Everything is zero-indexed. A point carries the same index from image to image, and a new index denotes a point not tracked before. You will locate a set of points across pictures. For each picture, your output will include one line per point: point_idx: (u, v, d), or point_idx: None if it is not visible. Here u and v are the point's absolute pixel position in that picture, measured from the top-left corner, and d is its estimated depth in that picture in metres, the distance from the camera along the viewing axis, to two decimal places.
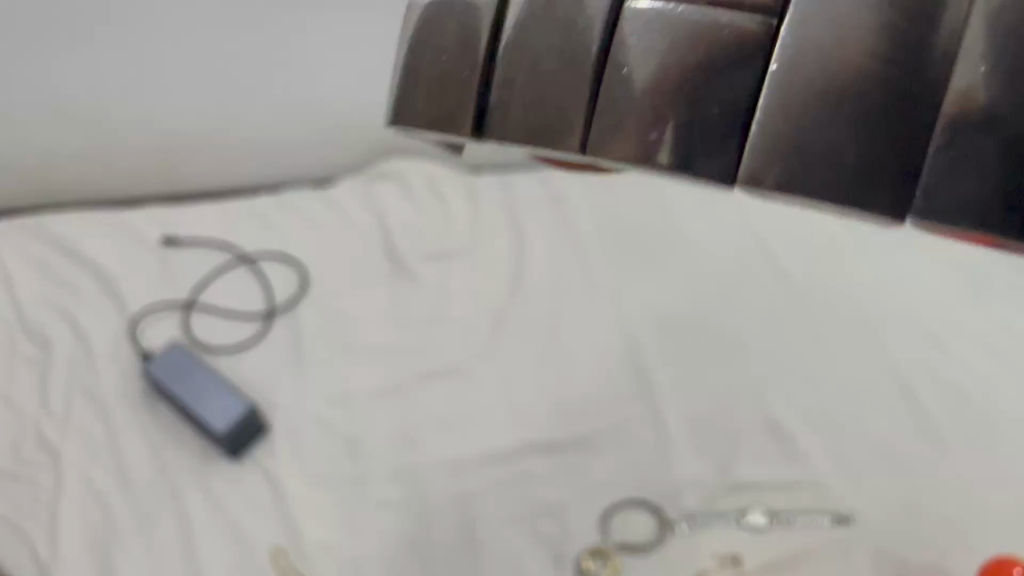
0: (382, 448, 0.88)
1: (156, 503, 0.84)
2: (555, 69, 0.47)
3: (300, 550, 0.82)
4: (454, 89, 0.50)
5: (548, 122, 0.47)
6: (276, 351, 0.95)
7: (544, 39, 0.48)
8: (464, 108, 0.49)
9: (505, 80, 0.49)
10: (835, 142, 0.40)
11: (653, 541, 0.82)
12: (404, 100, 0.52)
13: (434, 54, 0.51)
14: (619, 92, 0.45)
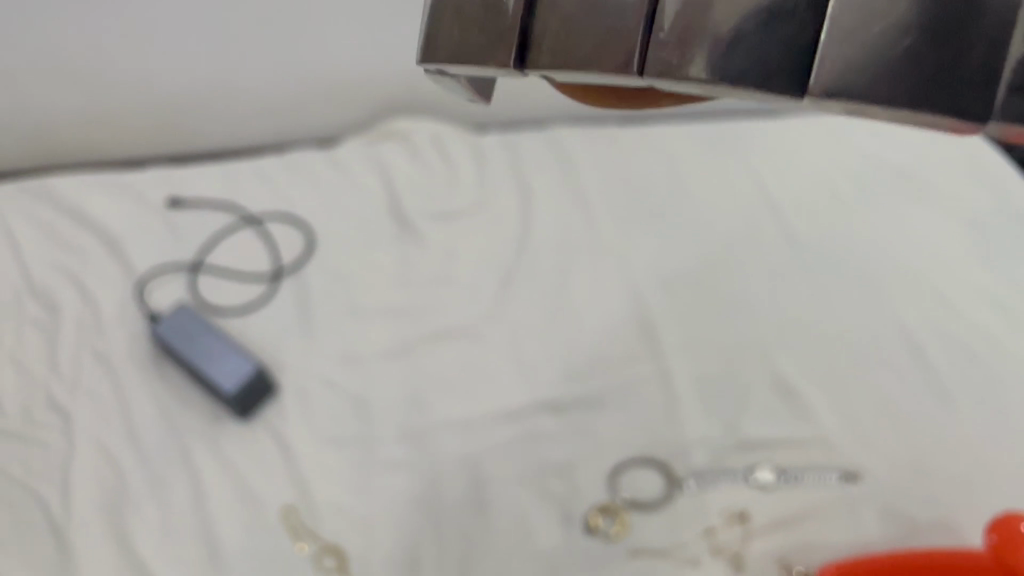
0: (390, 407, 0.89)
1: (168, 464, 0.85)
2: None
3: (310, 508, 0.82)
4: (497, 21, 0.49)
5: (594, 49, 0.45)
6: (283, 311, 0.95)
7: None
8: (512, 40, 0.49)
9: (553, 11, 0.48)
10: (913, 50, 0.36)
11: (659, 499, 0.82)
12: (437, 36, 0.53)
13: None
14: (665, 11, 0.43)
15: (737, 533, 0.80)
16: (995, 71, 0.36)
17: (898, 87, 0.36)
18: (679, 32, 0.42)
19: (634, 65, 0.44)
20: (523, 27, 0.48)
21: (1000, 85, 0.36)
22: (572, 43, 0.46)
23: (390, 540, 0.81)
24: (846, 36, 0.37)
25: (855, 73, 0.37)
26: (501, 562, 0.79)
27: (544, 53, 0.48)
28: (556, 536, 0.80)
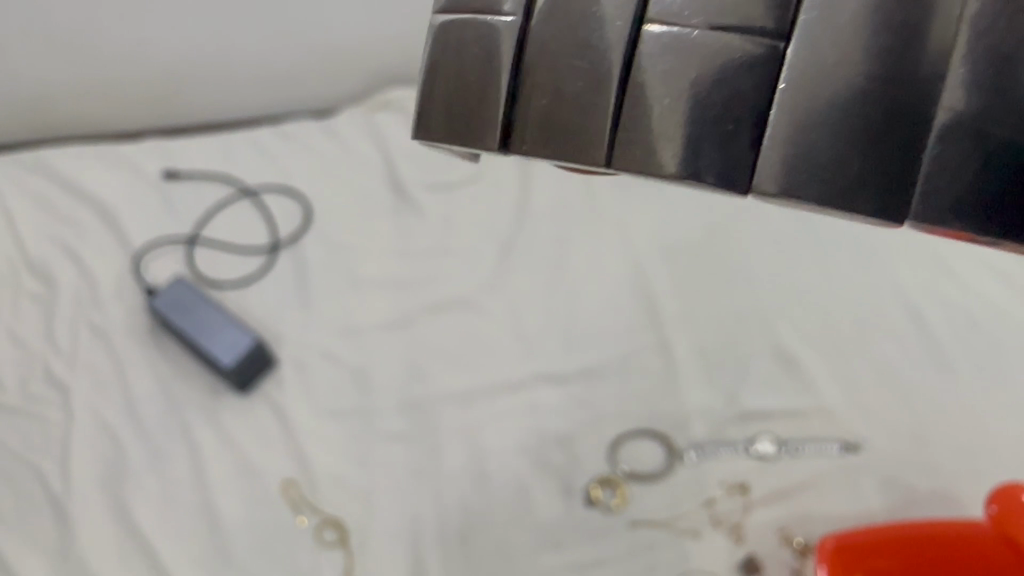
0: (390, 380, 0.88)
1: (167, 438, 0.85)
2: (579, 77, 0.40)
3: (310, 481, 0.83)
4: (475, 93, 0.43)
5: (568, 128, 0.40)
6: (281, 283, 0.95)
7: (564, 54, 0.41)
8: (490, 114, 0.42)
9: (531, 85, 0.41)
10: (845, 146, 0.35)
11: (660, 470, 0.82)
12: (430, 111, 0.45)
13: (461, 77, 0.44)
14: (638, 100, 0.38)
15: (737, 503, 0.80)
16: (915, 171, 0.35)
17: (829, 186, 0.35)
18: (652, 124, 0.38)
19: (603, 151, 0.39)
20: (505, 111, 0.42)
21: (917, 184, 0.35)
22: (556, 132, 0.40)
23: (390, 512, 0.81)
24: (776, 135, 0.36)
25: (788, 169, 0.36)
26: (501, 534, 0.79)
27: (525, 128, 0.41)
28: (556, 507, 0.80)
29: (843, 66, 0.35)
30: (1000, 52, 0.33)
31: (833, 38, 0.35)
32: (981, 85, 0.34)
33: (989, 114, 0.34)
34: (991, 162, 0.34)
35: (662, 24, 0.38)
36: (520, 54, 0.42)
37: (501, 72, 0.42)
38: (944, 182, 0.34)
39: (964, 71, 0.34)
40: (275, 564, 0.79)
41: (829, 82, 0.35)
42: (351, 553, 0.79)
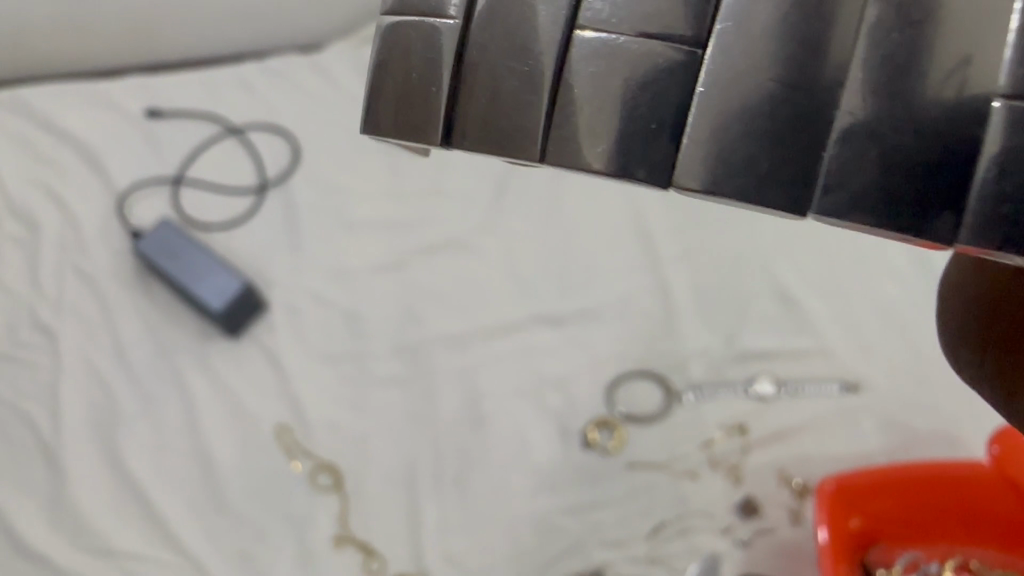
0: (382, 324, 0.87)
1: (158, 382, 0.84)
2: (518, 70, 0.35)
3: (303, 425, 0.82)
4: (415, 82, 0.37)
5: (503, 122, 0.35)
6: (271, 224, 0.93)
7: (504, 42, 0.35)
8: (435, 105, 0.36)
9: (472, 74, 0.36)
10: (760, 146, 0.31)
11: (658, 412, 0.81)
12: (376, 101, 0.38)
13: (409, 63, 0.37)
14: (571, 95, 0.34)
15: (736, 444, 0.79)
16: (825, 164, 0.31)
17: (736, 180, 0.31)
18: (584, 123, 0.33)
19: (536, 148, 0.34)
20: (451, 102, 0.36)
21: (825, 177, 0.31)
22: (502, 126, 0.35)
23: (386, 457, 0.80)
24: (690, 133, 0.32)
25: (700, 165, 0.32)
26: (496, 477, 0.78)
27: (470, 121, 0.36)
28: (553, 450, 0.79)
29: (760, 64, 0.31)
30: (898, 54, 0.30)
31: (750, 32, 0.31)
32: (883, 83, 0.30)
33: (892, 113, 0.30)
34: (891, 160, 0.30)
35: (596, 31, 0.34)
36: (465, 37, 0.36)
37: (445, 61, 0.36)
38: (849, 182, 0.31)
39: (864, 72, 0.31)
40: (270, 509, 0.78)
41: (746, 80, 0.31)
42: (347, 498, 0.78)
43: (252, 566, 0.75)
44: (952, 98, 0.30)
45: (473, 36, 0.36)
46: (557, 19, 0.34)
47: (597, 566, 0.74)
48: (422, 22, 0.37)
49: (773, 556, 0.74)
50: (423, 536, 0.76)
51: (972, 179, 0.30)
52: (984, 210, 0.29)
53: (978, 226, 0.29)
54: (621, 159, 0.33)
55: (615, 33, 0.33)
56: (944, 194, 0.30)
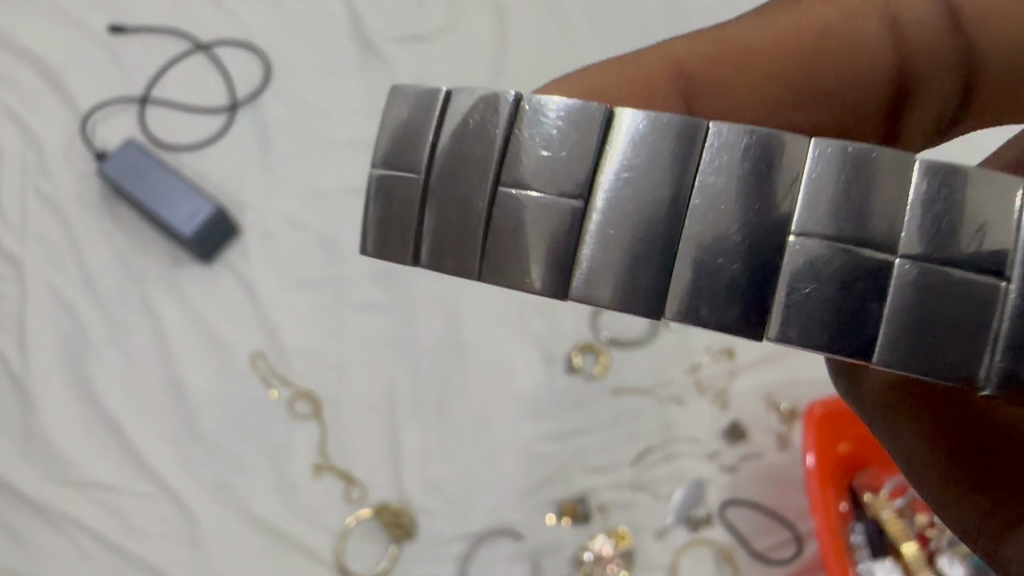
0: (359, 248, 0.83)
1: (127, 310, 0.81)
2: (481, 193, 0.28)
3: (278, 353, 0.79)
4: (394, 196, 0.30)
5: (459, 240, 0.29)
6: (242, 146, 0.88)
7: (470, 161, 0.29)
8: (415, 227, 0.30)
9: (445, 185, 0.29)
10: (634, 258, 0.26)
11: (644, 336, 0.79)
12: (372, 218, 0.31)
13: (397, 178, 0.30)
14: (516, 209, 0.28)
15: (724, 367, 0.77)
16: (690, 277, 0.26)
17: (606, 285, 0.27)
18: (503, 236, 0.28)
19: (477, 264, 0.28)
20: (426, 224, 0.29)
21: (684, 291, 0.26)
22: (468, 248, 0.28)
23: (364, 384, 0.78)
24: (552, 240, 0.27)
25: (564, 271, 0.27)
26: (477, 404, 0.77)
27: (443, 244, 0.29)
28: (536, 376, 0.77)
29: (648, 175, 0.26)
30: (762, 166, 0.25)
31: (646, 140, 0.26)
32: (750, 195, 0.25)
33: (761, 231, 0.25)
34: (733, 276, 0.25)
35: (535, 184, 0.28)
36: (439, 154, 0.29)
37: (422, 178, 0.30)
38: (698, 296, 0.25)
39: (730, 183, 0.25)
40: (246, 439, 0.76)
41: (623, 191, 0.27)
42: (325, 426, 0.77)
43: (230, 496, 0.74)
44: (797, 215, 0.25)
45: (444, 151, 0.29)
46: (499, 139, 0.28)
47: (581, 492, 0.73)
48: (409, 133, 0.30)
49: (761, 481, 0.74)
50: (404, 465, 0.75)
51: (786, 284, 0.25)
52: (799, 316, 0.25)
53: (790, 328, 0.25)
54: (558, 277, 0.27)
55: (553, 188, 0.27)
56: (763, 303, 0.25)
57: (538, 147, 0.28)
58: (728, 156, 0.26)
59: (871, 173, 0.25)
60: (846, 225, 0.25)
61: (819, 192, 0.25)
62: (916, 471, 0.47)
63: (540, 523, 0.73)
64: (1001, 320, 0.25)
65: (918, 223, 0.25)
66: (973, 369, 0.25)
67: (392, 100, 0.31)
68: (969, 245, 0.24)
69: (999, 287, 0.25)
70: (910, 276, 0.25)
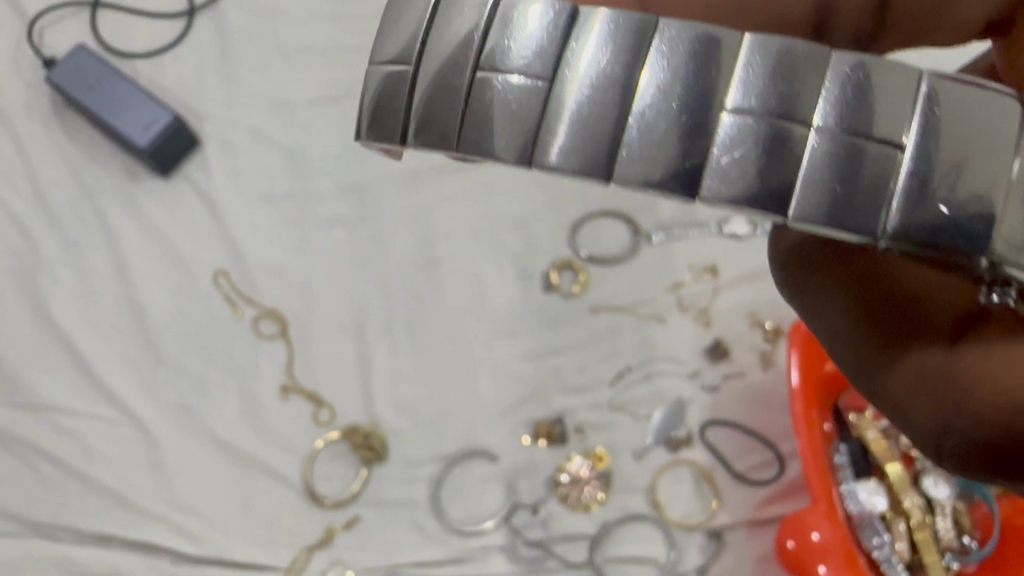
0: (326, 162, 0.80)
1: (82, 226, 0.77)
2: (460, 78, 0.29)
3: (242, 270, 0.76)
4: (383, 85, 0.31)
5: (439, 118, 0.29)
6: (201, 53, 0.83)
7: (452, 49, 0.29)
8: (402, 111, 0.30)
9: (430, 69, 0.30)
10: (591, 134, 0.27)
11: (624, 252, 0.76)
12: (365, 108, 0.32)
13: (390, 68, 0.31)
14: (487, 90, 0.28)
15: (707, 284, 0.75)
16: (640, 148, 0.27)
17: (563, 155, 0.27)
18: (476, 112, 0.28)
19: (454, 135, 0.29)
20: (412, 107, 0.30)
21: (636, 163, 0.27)
22: (448, 126, 0.29)
23: (333, 303, 0.75)
24: (518, 115, 0.28)
25: (526, 144, 0.28)
26: (450, 323, 0.74)
27: (424, 124, 0.29)
28: (510, 294, 0.74)
29: (611, 62, 0.27)
30: (717, 50, 0.27)
31: (616, 28, 0.28)
32: (701, 77, 0.27)
33: (714, 103, 0.26)
34: (677, 147, 0.26)
35: (509, 71, 0.28)
36: (424, 46, 0.30)
37: (410, 67, 0.30)
38: (655, 161, 0.26)
39: (681, 70, 0.27)
40: (209, 359, 0.73)
41: (589, 73, 0.28)
42: (292, 345, 0.73)
43: (194, 418, 0.71)
44: (736, 94, 0.26)
45: (431, 41, 0.30)
46: (479, 32, 0.29)
47: (557, 413, 0.71)
48: (400, 28, 0.31)
49: (742, 402, 0.71)
50: (374, 385, 0.72)
51: (729, 150, 0.26)
52: (729, 177, 0.26)
53: (724, 186, 0.26)
54: (524, 148, 0.28)
55: (523, 73, 0.28)
56: (701, 167, 0.26)
57: (515, 36, 0.28)
58: (681, 42, 0.27)
59: (801, 57, 0.26)
60: (781, 101, 0.26)
61: (753, 73, 0.26)
62: (831, 337, 0.37)
63: (515, 444, 0.70)
64: (898, 184, 0.26)
65: (835, 100, 0.26)
66: (876, 226, 0.26)
67: (392, 1, 0.31)
68: (879, 121, 0.26)
69: (899, 158, 0.26)
70: (830, 145, 0.26)
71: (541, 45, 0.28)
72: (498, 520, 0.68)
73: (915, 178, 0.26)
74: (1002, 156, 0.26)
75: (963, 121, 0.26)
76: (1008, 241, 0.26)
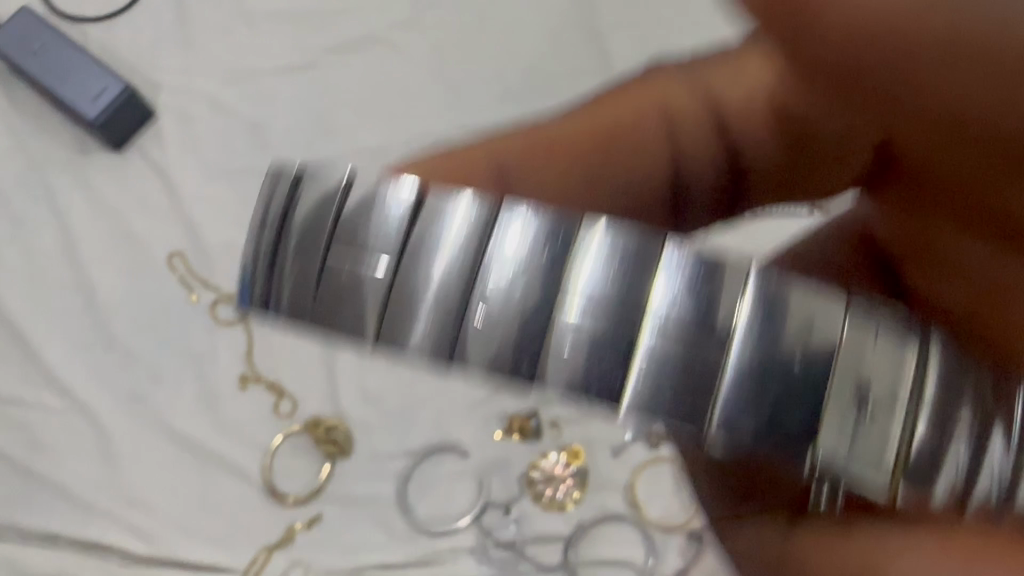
0: (290, 136, 0.75)
1: (30, 204, 0.72)
2: (344, 261, 0.24)
3: (199, 252, 0.71)
4: (260, 253, 0.25)
5: (298, 307, 0.25)
6: (156, 15, 0.77)
7: (339, 227, 0.24)
8: (282, 293, 0.25)
9: (311, 247, 0.25)
10: (458, 325, 0.24)
11: None
12: (240, 283, 0.26)
13: (268, 238, 0.25)
14: (366, 277, 0.24)
15: None
16: (488, 341, 0.23)
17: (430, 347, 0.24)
18: (351, 297, 0.24)
19: (337, 320, 0.24)
20: (293, 290, 0.25)
21: (496, 359, 0.23)
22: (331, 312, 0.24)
23: None
24: (392, 301, 0.24)
25: (401, 336, 0.24)
26: None
27: (304, 308, 0.25)
28: None
29: (473, 246, 0.24)
30: (566, 250, 0.23)
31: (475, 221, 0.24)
32: (559, 268, 0.23)
33: (560, 295, 0.23)
34: (520, 337, 0.23)
35: (370, 254, 0.24)
36: (310, 221, 0.25)
37: (290, 245, 0.25)
38: (508, 349, 0.23)
39: (537, 257, 0.23)
40: (165, 346, 0.69)
41: (449, 256, 0.24)
42: (252, 331, 0.69)
43: (146, 409, 0.67)
44: (583, 286, 0.23)
45: (316, 217, 0.25)
46: (365, 213, 0.24)
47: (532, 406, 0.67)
48: (281, 194, 0.25)
49: None
50: (340, 376, 0.68)
51: (560, 342, 0.23)
52: (571, 365, 0.23)
53: (558, 376, 0.23)
54: (401, 339, 0.24)
55: (381, 252, 0.24)
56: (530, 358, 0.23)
57: (376, 223, 0.24)
58: (532, 236, 0.23)
59: (652, 252, 0.23)
60: (628, 303, 0.23)
61: (609, 270, 0.23)
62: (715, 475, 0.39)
63: (487, 440, 0.67)
64: (720, 382, 0.23)
65: (676, 298, 0.23)
66: (696, 426, 0.23)
67: (273, 174, 0.25)
68: (724, 318, 0.23)
69: (728, 345, 0.23)
70: (673, 342, 0.23)
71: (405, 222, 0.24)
72: (470, 518, 0.65)
73: (744, 380, 0.23)
74: (821, 353, 0.23)
75: (787, 318, 0.23)
76: (830, 447, 0.23)
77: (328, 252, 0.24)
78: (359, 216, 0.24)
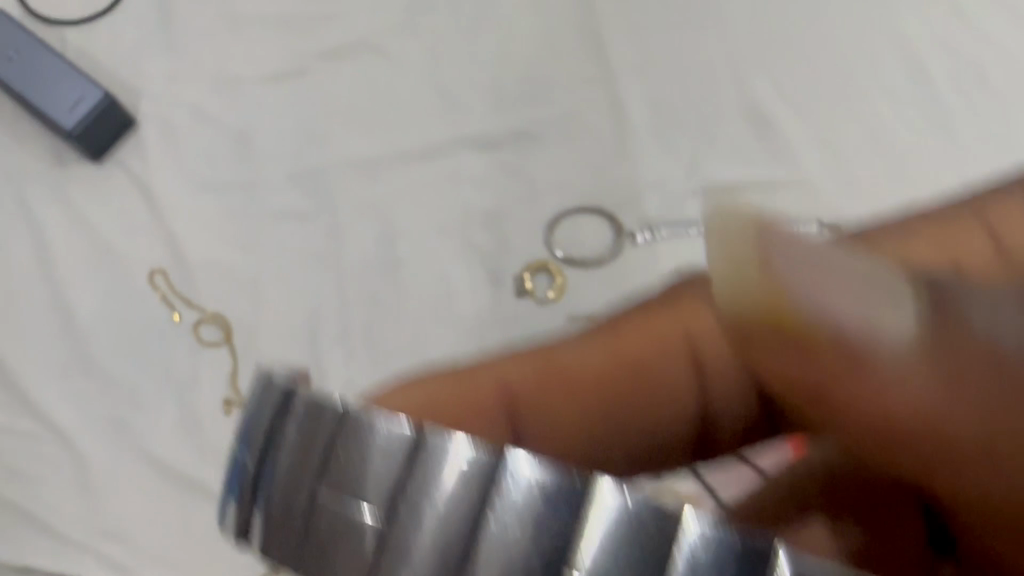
0: (277, 146, 0.72)
1: (4, 218, 0.69)
2: (336, 498, 0.31)
3: (182, 269, 0.68)
4: (273, 499, 0.33)
5: (290, 497, 0.33)
6: (136, 18, 0.74)
7: (330, 465, 0.32)
8: (282, 519, 0.32)
9: (312, 499, 0.32)
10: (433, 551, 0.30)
11: (606, 254, 0.69)
12: (244, 521, 0.34)
13: (278, 480, 0.33)
14: (355, 510, 0.31)
15: None
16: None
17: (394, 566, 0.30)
18: (336, 542, 0.31)
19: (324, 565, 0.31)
20: (292, 519, 0.32)
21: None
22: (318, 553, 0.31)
23: (283, 306, 0.67)
24: (375, 545, 0.31)
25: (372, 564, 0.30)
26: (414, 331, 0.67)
27: (296, 558, 0.32)
28: (479, 299, 0.68)
29: (458, 489, 0.30)
30: (582, 499, 0.28)
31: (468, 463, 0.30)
32: (552, 520, 0.29)
33: (565, 548, 0.29)
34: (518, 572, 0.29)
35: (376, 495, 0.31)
36: (309, 453, 0.32)
37: (293, 484, 0.33)
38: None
39: (527, 508, 0.29)
40: (146, 369, 0.66)
41: (451, 499, 0.30)
42: (238, 353, 0.66)
43: (127, 434, 0.64)
44: (592, 540, 0.28)
45: (314, 457, 0.32)
46: (356, 460, 0.31)
47: None
48: (288, 440, 0.33)
49: None
50: None
51: None
52: None
53: None
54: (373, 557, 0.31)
55: (387, 487, 0.31)
56: None
57: (369, 456, 0.31)
58: (539, 480, 0.29)
59: (658, 507, 0.28)
60: (643, 549, 0.28)
61: (615, 524, 0.28)
62: None
63: None
64: None
65: (698, 543, 0.27)
66: None
67: (284, 392, 0.34)
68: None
69: None
70: None
71: (393, 469, 0.31)
72: None
73: None
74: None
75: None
76: None
77: (315, 487, 0.32)
78: (348, 449, 0.31)
